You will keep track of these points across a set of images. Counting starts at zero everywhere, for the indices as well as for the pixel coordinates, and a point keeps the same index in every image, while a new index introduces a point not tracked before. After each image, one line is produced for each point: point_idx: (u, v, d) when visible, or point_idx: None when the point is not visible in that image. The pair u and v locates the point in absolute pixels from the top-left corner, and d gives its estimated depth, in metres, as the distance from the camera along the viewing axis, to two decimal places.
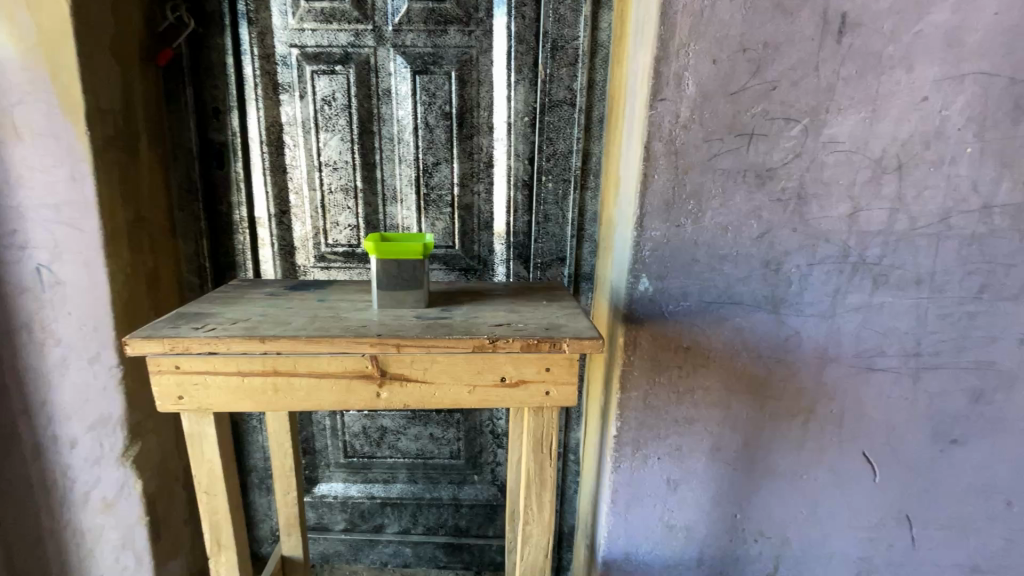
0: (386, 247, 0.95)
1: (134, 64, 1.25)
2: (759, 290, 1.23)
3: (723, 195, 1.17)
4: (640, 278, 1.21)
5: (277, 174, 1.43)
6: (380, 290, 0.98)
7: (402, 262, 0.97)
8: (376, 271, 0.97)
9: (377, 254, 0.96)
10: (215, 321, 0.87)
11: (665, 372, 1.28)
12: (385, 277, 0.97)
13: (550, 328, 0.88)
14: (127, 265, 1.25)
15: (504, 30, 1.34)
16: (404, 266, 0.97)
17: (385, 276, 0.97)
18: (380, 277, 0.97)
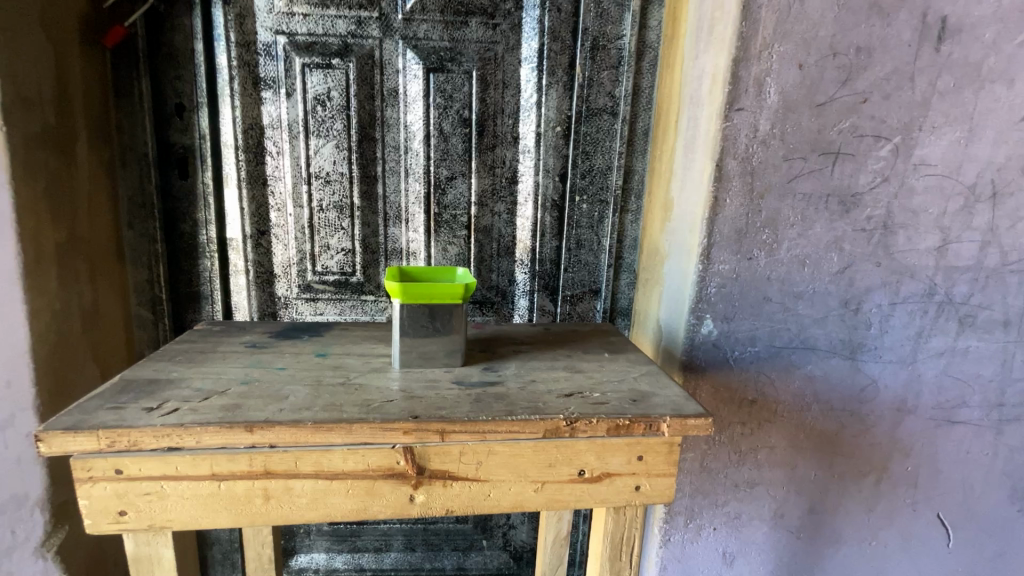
0: (414, 289, 0.72)
1: (73, 44, 0.98)
2: (836, 333, 1.05)
3: (802, 223, 0.99)
4: (704, 320, 1.02)
5: (255, 187, 1.18)
6: (403, 344, 0.74)
7: (434, 308, 0.73)
8: (398, 320, 0.73)
9: (402, 297, 0.72)
10: (179, 396, 0.62)
11: (727, 430, 1.08)
12: (411, 327, 0.74)
13: (637, 401, 0.67)
14: (54, 299, 0.97)
15: (536, 24, 1.15)
16: (435, 313, 0.74)
17: (411, 326, 0.74)
18: (404, 327, 0.74)
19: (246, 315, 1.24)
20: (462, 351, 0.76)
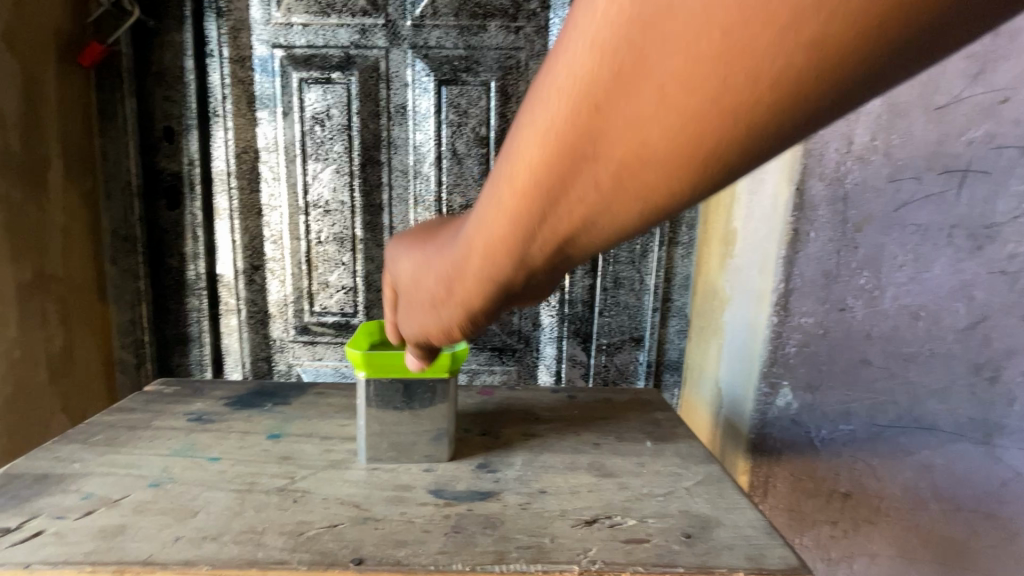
0: (382, 360, 0.55)
1: (48, 65, 0.90)
2: (964, 410, 0.78)
3: (914, 264, 0.74)
4: (781, 389, 0.79)
5: (249, 217, 1.05)
6: (371, 431, 0.57)
7: (410, 384, 0.56)
8: (363, 396, 0.57)
9: (367, 369, 0.56)
10: (55, 508, 0.49)
11: (811, 531, 0.82)
12: (380, 407, 0.57)
13: (691, 542, 0.46)
14: (14, 346, 0.85)
15: (566, 26, 0.97)
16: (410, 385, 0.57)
17: (379, 404, 0.57)
18: (370, 407, 0.57)
19: (237, 359, 1.10)
20: (448, 440, 0.58)
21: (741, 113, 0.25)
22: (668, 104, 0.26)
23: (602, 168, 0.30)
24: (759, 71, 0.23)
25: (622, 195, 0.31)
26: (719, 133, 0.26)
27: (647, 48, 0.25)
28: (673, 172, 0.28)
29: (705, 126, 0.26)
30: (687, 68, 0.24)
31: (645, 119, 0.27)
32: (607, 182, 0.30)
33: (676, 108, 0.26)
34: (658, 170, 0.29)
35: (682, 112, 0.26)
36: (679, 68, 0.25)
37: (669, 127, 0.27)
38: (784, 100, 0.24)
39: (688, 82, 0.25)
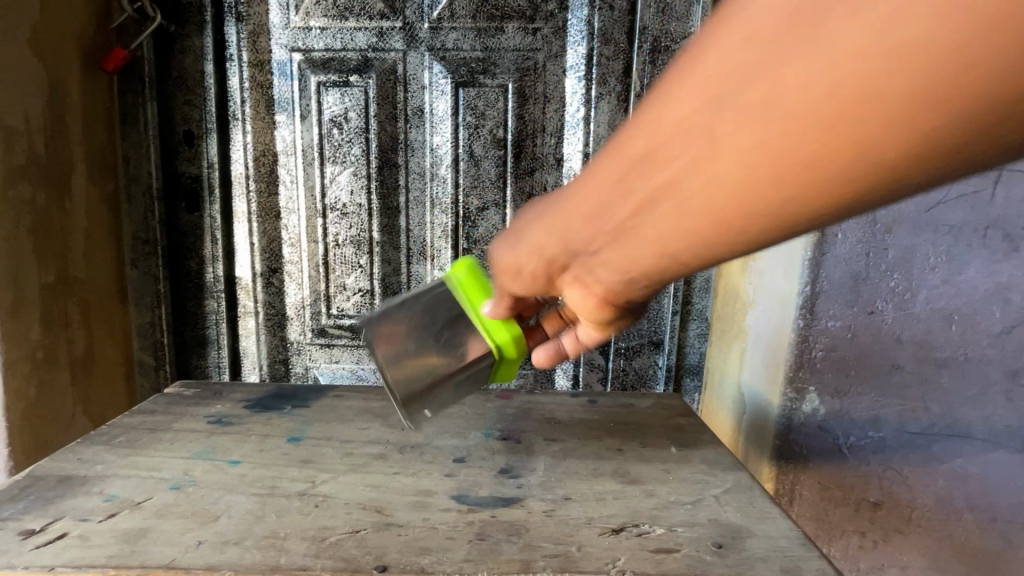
0: (473, 288, 0.55)
1: (72, 71, 0.91)
2: (999, 417, 0.76)
3: (947, 266, 0.72)
4: (808, 394, 0.76)
5: (267, 220, 1.05)
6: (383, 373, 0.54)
7: (457, 323, 0.54)
8: (410, 317, 0.55)
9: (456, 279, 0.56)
10: (79, 510, 0.49)
11: (839, 541, 0.80)
12: (413, 337, 0.54)
13: (724, 552, 0.45)
14: (37, 347, 0.86)
15: (585, 26, 0.96)
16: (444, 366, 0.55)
17: (416, 334, 0.54)
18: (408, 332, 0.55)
19: (254, 361, 1.11)
20: None
21: (800, 192, 0.25)
22: (740, 175, 0.26)
23: (649, 212, 0.30)
24: (836, 155, 0.23)
25: (661, 242, 0.31)
26: (770, 205, 0.26)
27: (731, 106, 0.25)
28: (712, 231, 0.29)
29: (759, 196, 0.26)
30: (763, 137, 0.24)
31: (702, 174, 0.27)
32: (650, 228, 0.31)
33: (735, 173, 0.26)
34: (702, 227, 0.29)
35: (740, 177, 0.26)
36: (754, 134, 0.24)
37: (723, 190, 0.26)
38: (843, 189, 0.24)
39: (757, 148, 0.25)
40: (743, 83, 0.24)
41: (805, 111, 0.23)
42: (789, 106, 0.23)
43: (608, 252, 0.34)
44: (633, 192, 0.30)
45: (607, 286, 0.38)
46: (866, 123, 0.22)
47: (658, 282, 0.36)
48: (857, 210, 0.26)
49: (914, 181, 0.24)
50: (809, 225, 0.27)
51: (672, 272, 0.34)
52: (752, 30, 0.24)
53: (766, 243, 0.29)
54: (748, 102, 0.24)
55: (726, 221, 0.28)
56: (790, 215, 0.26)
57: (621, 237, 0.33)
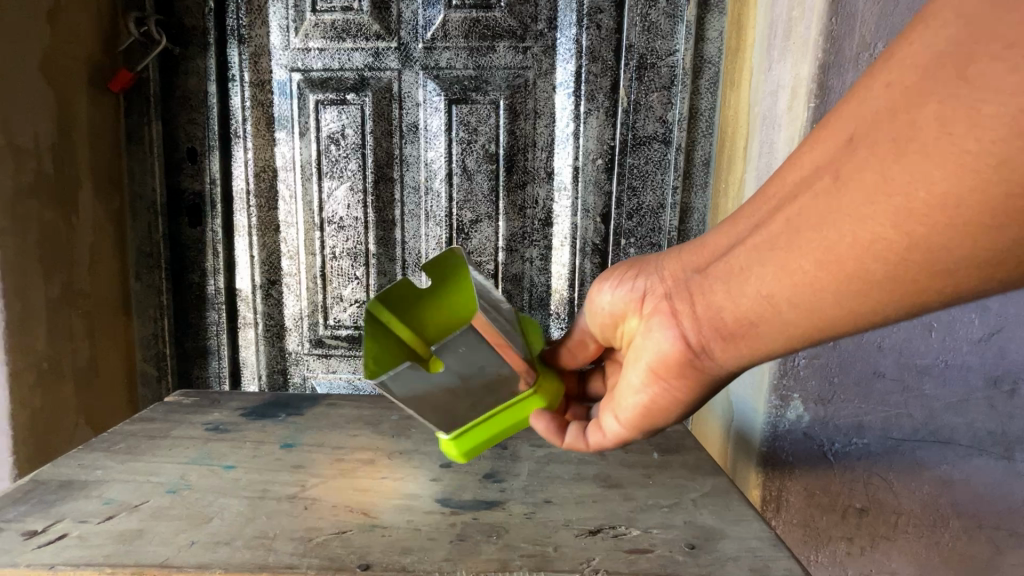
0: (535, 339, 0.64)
1: (80, 92, 0.95)
2: (982, 424, 0.77)
3: None
4: (792, 401, 0.77)
5: (267, 234, 1.09)
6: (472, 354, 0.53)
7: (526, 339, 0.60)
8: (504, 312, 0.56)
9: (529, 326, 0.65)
10: (78, 512, 0.52)
11: (827, 548, 0.81)
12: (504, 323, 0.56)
13: (696, 553, 0.47)
14: (42, 358, 0.88)
15: (573, 45, 0.99)
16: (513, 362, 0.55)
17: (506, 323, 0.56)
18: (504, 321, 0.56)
19: (253, 372, 1.13)
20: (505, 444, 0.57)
21: (892, 228, 0.32)
22: (843, 196, 0.34)
23: (780, 229, 0.38)
24: (922, 196, 0.31)
25: (774, 260, 0.39)
26: (865, 236, 0.33)
27: (857, 150, 0.34)
28: (819, 257, 0.36)
29: (858, 226, 0.34)
30: (871, 179, 0.33)
31: (826, 203, 0.35)
32: (773, 246, 0.39)
33: (847, 207, 0.34)
34: (805, 245, 0.37)
35: (850, 207, 0.34)
36: (866, 177, 0.33)
37: (836, 220, 0.35)
38: (923, 231, 0.31)
39: (867, 186, 0.33)
40: (867, 136, 0.33)
41: (907, 158, 0.31)
42: (896, 156, 0.31)
43: (727, 267, 0.42)
44: (780, 212, 0.39)
45: (704, 318, 0.45)
46: (944, 168, 0.29)
47: (752, 328, 0.42)
48: (934, 265, 0.32)
49: (978, 237, 0.30)
50: (894, 273, 0.33)
51: (772, 310, 0.40)
52: (881, 91, 0.33)
53: (856, 289, 0.35)
54: (869, 147, 0.33)
55: (828, 248, 0.35)
56: (879, 250, 0.33)
57: (745, 253, 0.41)
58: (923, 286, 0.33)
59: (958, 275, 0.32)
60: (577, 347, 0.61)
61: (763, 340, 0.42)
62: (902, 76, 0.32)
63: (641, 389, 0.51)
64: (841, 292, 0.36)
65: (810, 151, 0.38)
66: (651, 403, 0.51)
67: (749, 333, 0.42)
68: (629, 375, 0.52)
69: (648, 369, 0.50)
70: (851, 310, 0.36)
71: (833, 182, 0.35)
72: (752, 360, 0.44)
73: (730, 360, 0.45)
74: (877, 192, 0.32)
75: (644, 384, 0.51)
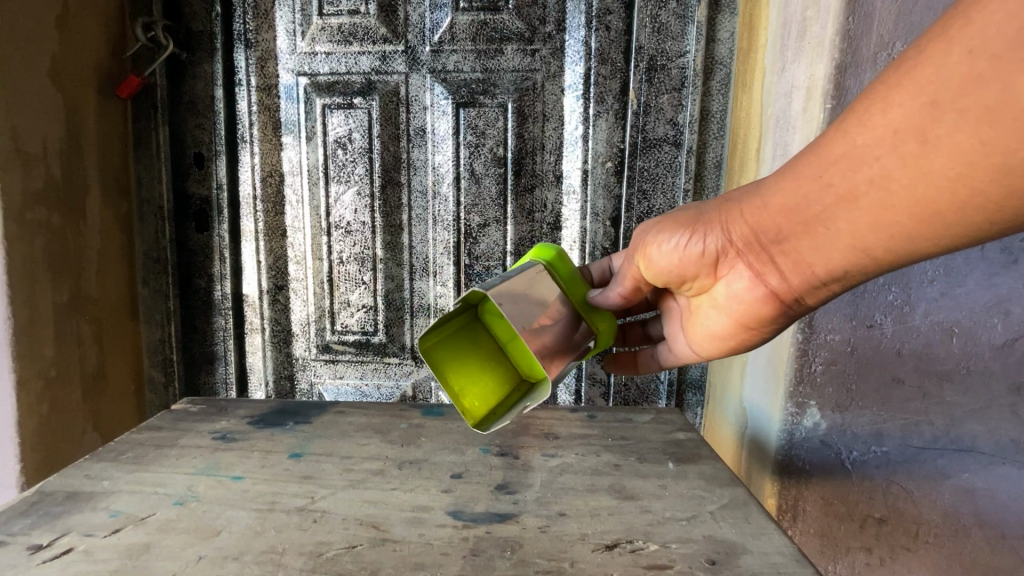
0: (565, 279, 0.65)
1: (89, 98, 0.95)
2: (1005, 431, 0.75)
3: (946, 279, 0.71)
4: (809, 409, 0.75)
5: (274, 238, 1.08)
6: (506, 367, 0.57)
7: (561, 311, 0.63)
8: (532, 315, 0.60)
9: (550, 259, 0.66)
10: (85, 525, 0.51)
11: (845, 559, 0.79)
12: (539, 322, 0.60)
13: (717, 569, 0.46)
14: (49, 366, 0.88)
15: (582, 46, 0.98)
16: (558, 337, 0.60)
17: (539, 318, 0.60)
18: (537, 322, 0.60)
19: (260, 378, 1.12)
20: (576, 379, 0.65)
21: (989, 181, 0.37)
22: (936, 158, 0.38)
23: (866, 188, 0.42)
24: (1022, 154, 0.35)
25: (865, 215, 0.43)
26: (961, 188, 0.38)
27: (944, 116, 0.37)
28: (914, 208, 0.41)
29: (956, 181, 0.38)
30: (968, 141, 0.37)
31: (918, 164, 0.39)
32: (861, 202, 0.43)
33: (940, 168, 0.38)
34: (897, 199, 0.41)
35: (946, 166, 0.38)
36: (961, 139, 0.37)
37: (928, 178, 0.39)
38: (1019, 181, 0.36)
39: (964, 148, 0.37)
40: (955, 101, 0.37)
41: (1004, 123, 0.35)
42: (992, 121, 0.35)
43: (815, 223, 0.47)
44: (860, 172, 0.42)
45: (798, 267, 0.50)
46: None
47: (846, 269, 0.48)
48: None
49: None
50: (989, 215, 0.39)
51: (867, 252, 0.45)
52: (964, 56, 0.36)
53: (952, 230, 0.41)
54: (959, 110, 0.37)
55: (925, 200, 0.40)
56: (975, 199, 0.38)
57: (829, 211, 0.45)
58: (1010, 220, 0.39)
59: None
60: (630, 296, 0.63)
61: (854, 276, 0.48)
62: (987, 43, 0.35)
63: (733, 328, 0.59)
64: (935, 234, 0.41)
65: (882, 112, 0.40)
66: (742, 337, 0.59)
67: (840, 270, 0.48)
68: (714, 317, 0.60)
69: (742, 307, 0.56)
70: (942, 244, 0.42)
71: (924, 145, 0.39)
72: (839, 290, 0.51)
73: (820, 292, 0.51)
74: (969, 154, 0.37)
75: (732, 321, 0.58)
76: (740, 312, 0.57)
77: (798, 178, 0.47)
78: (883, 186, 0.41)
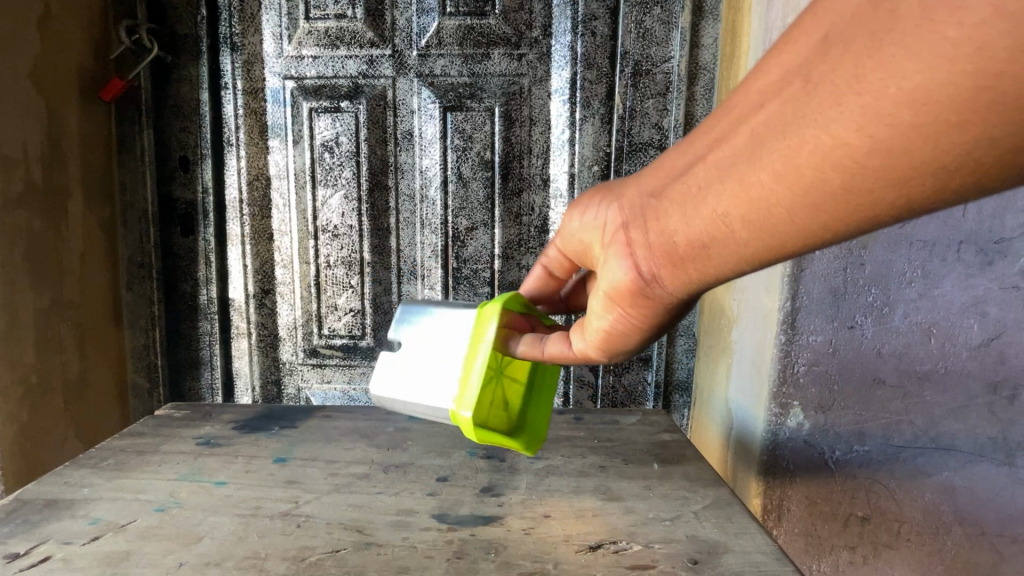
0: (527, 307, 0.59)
1: (71, 101, 0.94)
2: (982, 429, 0.76)
3: (924, 281, 0.73)
4: (792, 409, 0.76)
5: (260, 242, 1.07)
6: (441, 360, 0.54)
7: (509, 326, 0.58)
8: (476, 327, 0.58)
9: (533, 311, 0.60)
10: (63, 533, 0.50)
11: (830, 558, 0.80)
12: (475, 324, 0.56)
13: (699, 569, 0.46)
14: (30, 372, 0.87)
15: (568, 51, 0.99)
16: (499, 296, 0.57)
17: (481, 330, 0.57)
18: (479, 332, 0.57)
19: (247, 383, 1.12)
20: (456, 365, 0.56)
21: (860, 131, 0.29)
22: (813, 98, 0.30)
23: (743, 141, 0.34)
24: (893, 93, 0.27)
25: (734, 173, 0.35)
26: (829, 142, 0.30)
27: (829, 50, 0.30)
28: (779, 167, 0.32)
29: (824, 133, 0.30)
30: (843, 78, 0.29)
31: (794, 110, 0.31)
32: (735, 157, 0.35)
33: (814, 113, 0.30)
34: (770, 153, 0.33)
35: (818, 111, 0.30)
36: (838, 76, 0.29)
37: (802, 125, 0.31)
38: (886, 134, 0.28)
39: (840, 86, 0.29)
40: (844, 34, 0.29)
41: (882, 54, 0.27)
42: (871, 50, 0.28)
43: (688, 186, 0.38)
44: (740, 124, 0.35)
45: (660, 245, 0.40)
46: (920, 61, 0.26)
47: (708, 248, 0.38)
48: (892, 171, 0.29)
49: (943, 140, 0.27)
50: (850, 185, 0.30)
51: (728, 226, 0.36)
52: None
53: (817, 200, 0.32)
54: (845, 41, 0.29)
55: (792, 158, 0.32)
56: (842, 157, 0.30)
57: (701, 171, 0.37)
58: (877, 197, 0.30)
59: (915, 183, 0.29)
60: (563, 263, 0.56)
61: (721, 262, 0.38)
62: None
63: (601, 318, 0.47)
64: (796, 207, 0.33)
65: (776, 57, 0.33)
66: (611, 332, 0.46)
67: (702, 253, 0.38)
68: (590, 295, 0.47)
69: (607, 293, 0.45)
70: (803, 221, 0.33)
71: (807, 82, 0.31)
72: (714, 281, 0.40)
73: (684, 284, 0.41)
74: (849, 90, 0.29)
75: (603, 307, 0.46)
76: (605, 306, 0.45)
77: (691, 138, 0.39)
78: (762, 136, 0.33)
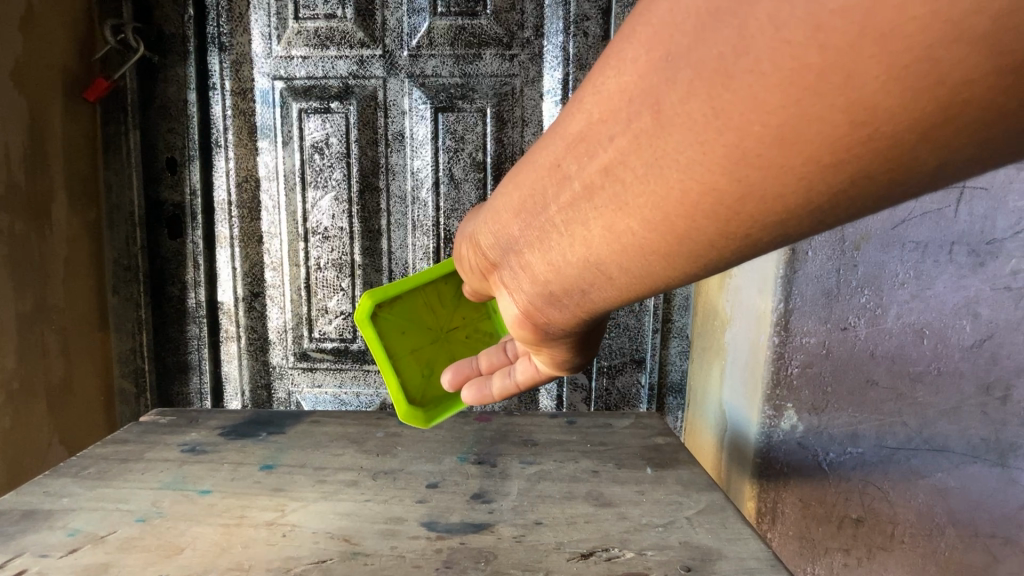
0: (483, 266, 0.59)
1: (54, 102, 0.92)
2: (975, 430, 0.76)
3: (916, 282, 0.73)
4: (786, 411, 0.76)
5: (250, 245, 1.06)
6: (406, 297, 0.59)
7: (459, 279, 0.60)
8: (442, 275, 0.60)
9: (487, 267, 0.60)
10: (40, 545, 0.49)
11: (824, 561, 0.79)
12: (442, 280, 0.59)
13: None
14: (13, 377, 0.86)
15: (560, 52, 0.99)
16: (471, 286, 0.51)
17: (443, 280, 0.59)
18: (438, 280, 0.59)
19: (236, 387, 1.10)
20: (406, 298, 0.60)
21: (727, 174, 0.26)
22: (671, 137, 0.27)
23: (600, 180, 0.31)
24: (758, 129, 0.25)
25: (602, 216, 0.32)
26: (694, 184, 0.28)
27: (676, 75, 0.26)
28: (649, 211, 0.30)
29: (687, 174, 0.27)
30: (697, 115, 0.26)
31: (650, 147, 0.28)
32: (596, 198, 0.31)
33: (676, 152, 0.27)
34: (636, 196, 0.30)
35: (677, 147, 0.27)
36: (692, 110, 0.26)
37: (662, 166, 0.28)
38: (755, 174, 0.26)
39: (694, 121, 0.26)
40: (688, 52, 0.25)
41: (739, 85, 0.24)
42: (726, 83, 0.24)
43: (558, 225, 0.34)
44: (593, 153, 0.30)
45: (546, 283, 0.38)
46: (787, 93, 0.23)
47: (594, 286, 0.36)
48: (762, 212, 0.27)
49: (814, 178, 0.25)
50: (721, 227, 0.29)
51: (609, 267, 0.34)
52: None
53: (689, 241, 0.30)
54: (692, 66, 0.25)
55: (660, 196, 0.29)
56: (713, 201, 0.28)
57: (566, 207, 0.33)
58: (749, 234, 0.29)
59: (788, 220, 0.27)
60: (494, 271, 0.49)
61: (609, 298, 0.37)
62: None
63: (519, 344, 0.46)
64: (668, 248, 0.31)
65: (615, 74, 0.28)
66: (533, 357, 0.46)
67: (591, 291, 0.37)
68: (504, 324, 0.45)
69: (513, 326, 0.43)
70: (681, 262, 0.32)
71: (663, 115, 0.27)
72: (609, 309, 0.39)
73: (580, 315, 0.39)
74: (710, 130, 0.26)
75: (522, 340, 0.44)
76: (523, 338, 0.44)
77: (537, 164, 0.34)
78: (623, 175, 0.30)
